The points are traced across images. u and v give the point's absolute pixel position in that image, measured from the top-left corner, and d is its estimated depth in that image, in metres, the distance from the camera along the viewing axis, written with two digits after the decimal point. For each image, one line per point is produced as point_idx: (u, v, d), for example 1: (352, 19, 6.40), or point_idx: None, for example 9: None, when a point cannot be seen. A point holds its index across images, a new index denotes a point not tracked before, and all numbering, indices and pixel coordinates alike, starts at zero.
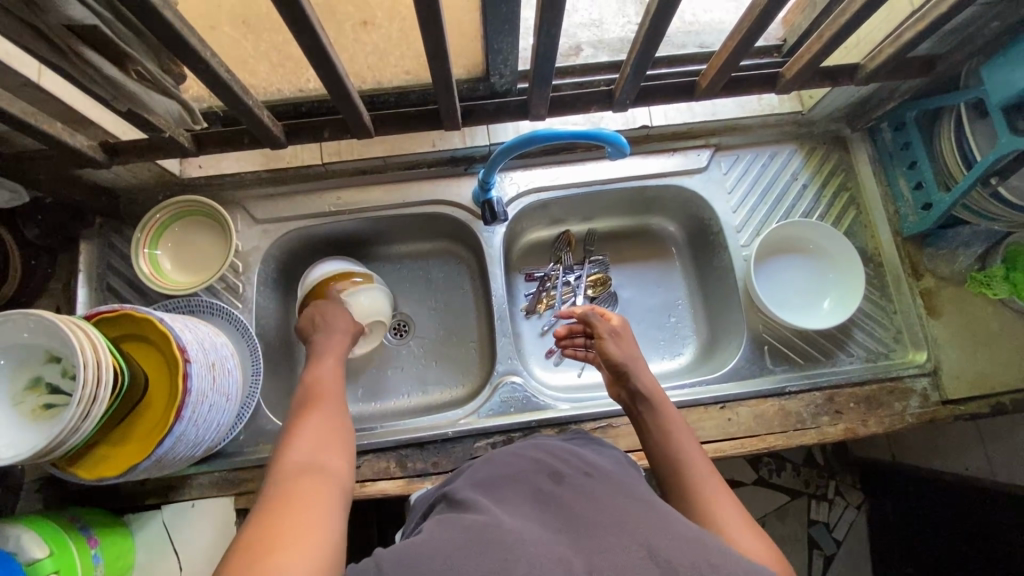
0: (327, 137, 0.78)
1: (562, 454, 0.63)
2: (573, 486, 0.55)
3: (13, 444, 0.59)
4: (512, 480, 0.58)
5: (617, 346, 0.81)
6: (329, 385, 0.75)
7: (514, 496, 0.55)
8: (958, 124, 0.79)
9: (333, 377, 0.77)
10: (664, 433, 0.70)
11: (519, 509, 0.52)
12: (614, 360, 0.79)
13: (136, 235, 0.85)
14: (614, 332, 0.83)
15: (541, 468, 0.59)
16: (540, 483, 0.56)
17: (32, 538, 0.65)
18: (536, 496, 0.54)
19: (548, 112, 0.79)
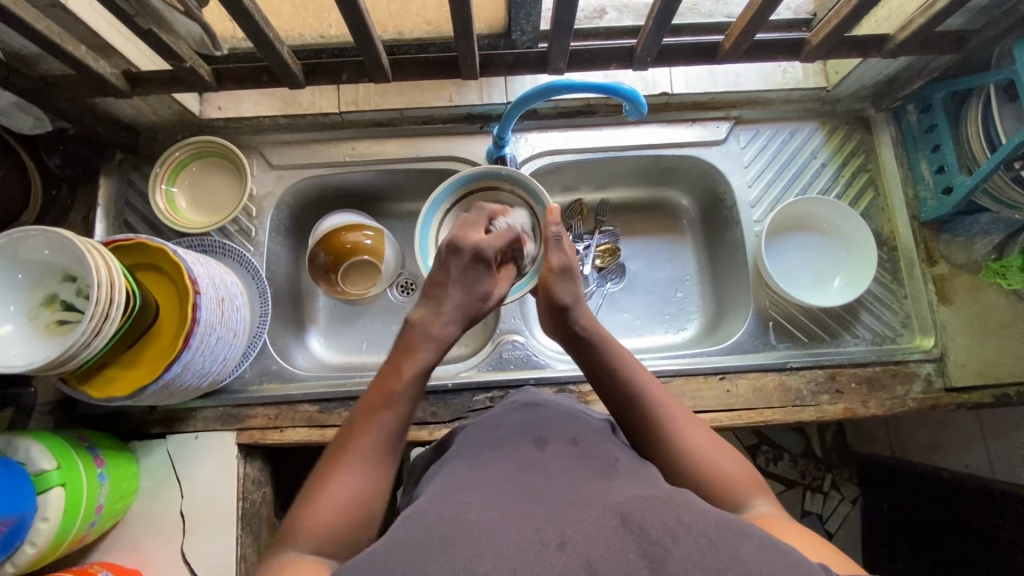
0: (345, 80, 0.77)
1: (549, 418, 0.65)
2: (557, 454, 0.57)
3: (28, 354, 0.62)
4: (501, 445, 0.60)
5: (567, 287, 0.73)
6: (417, 356, 0.64)
7: (503, 459, 0.57)
8: (986, 106, 0.77)
9: (421, 348, 0.66)
10: (618, 375, 0.66)
11: (500, 474, 0.53)
12: (559, 301, 0.72)
13: (154, 170, 0.86)
14: (565, 270, 0.75)
15: (528, 433, 0.61)
16: (525, 450, 0.58)
17: (41, 450, 0.67)
18: (523, 460, 0.56)
19: (568, 65, 0.78)
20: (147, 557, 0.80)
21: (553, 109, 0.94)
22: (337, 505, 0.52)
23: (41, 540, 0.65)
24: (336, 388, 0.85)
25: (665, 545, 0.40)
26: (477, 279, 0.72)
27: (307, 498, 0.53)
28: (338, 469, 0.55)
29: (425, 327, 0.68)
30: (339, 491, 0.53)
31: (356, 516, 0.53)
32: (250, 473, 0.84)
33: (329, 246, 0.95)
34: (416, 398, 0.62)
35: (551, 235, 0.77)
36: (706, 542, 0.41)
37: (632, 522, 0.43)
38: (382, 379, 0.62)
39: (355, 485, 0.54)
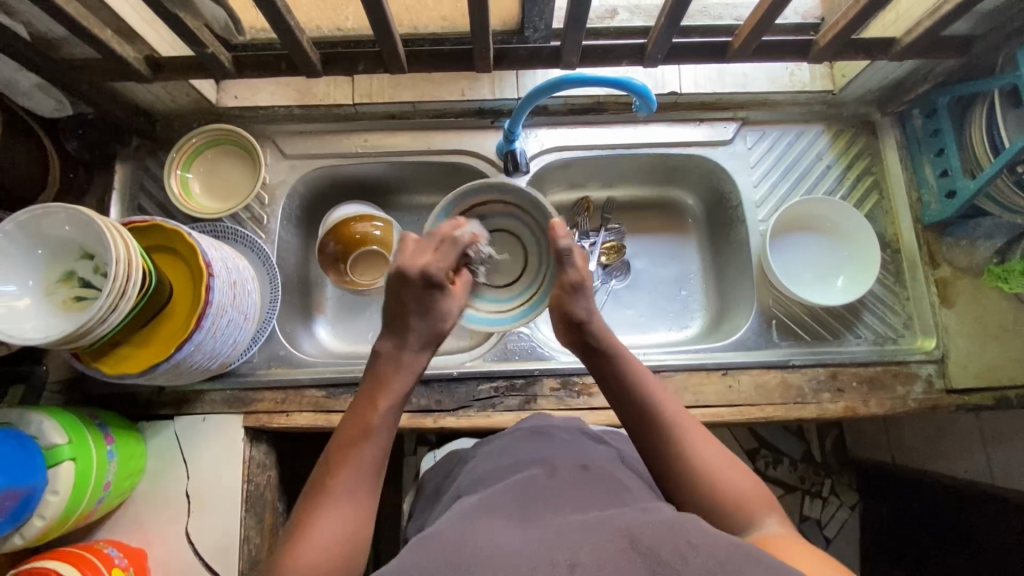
0: (362, 70, 0.79)
1: (557, 447, 0.70)
2: (565, 479, 0.61)
3: (45, 327, 0.63)
4: (511, 474, 0.64)
5: (580, 302, 0.72)
6: (392, 385, 0.67)
7: (513, 484, 0.60)
8: (990, 112, 0.79)
9: (396, 376, 0.68)
10: (632, 390, 0.67)
11: (511, 500, 0.57)
12: (573, 316, 0.71)
13: (171, 155, 0.88)
14: (579, 285, 0.73)
15: (537, 462, 0.66)
16: (537, 476, 0.62)
17: (53, 425, 0.68)
18: (534, 487, 0.59)
19: (580, 60, 0.80)
20: (152, 536, 0.81)
21: (563, 105, 0.95)
22: (324, 537, 0.56)
23: (50, 513, 0.66)
24: (341, 373, 0.86)
25: (675, 566, 0.43)
26: (427, 300, 0.69)
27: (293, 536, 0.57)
28: (318, 510, 0.58)
29: (394, 354, 0.69)
30: (321, 529, 0.56)
31: (338, 552, 0.56)
32: (256, 456, 0.85)
33: (339, 235, 0.97)
34: (391, 428, 0.65)
35: (561, 250, 0.72)
36: (714, 563, 0.43)
37: (640, 543, 0.46)
38: (359, 414, 0.65)
39: (340, 518, 0.58)
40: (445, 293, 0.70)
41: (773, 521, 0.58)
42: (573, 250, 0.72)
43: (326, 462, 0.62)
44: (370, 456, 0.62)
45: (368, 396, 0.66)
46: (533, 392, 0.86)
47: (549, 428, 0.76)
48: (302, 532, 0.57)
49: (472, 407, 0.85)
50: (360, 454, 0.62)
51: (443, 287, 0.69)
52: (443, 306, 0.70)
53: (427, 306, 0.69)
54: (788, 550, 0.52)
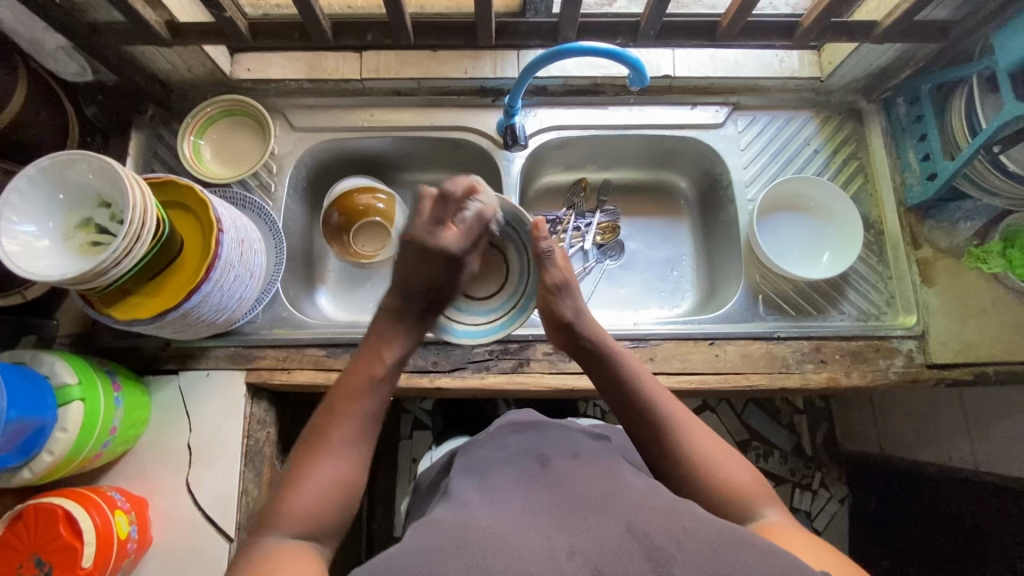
0: (371, 41, 0.83)
1: (547, 438, 0.70)
2: (559, 469, 0.61)
3: (62, 267, 0.66)
4: (504, 465, 0.64)
5: (567, 301, 0.76)
6: (386, 345, 0.71)
7: (504, 477, 0.61)
8: (969, 96, 0.82)
9: (392, 340, 0.71)
10: (626, 384, 0.69)
11: (507, 489, 0.58)
12: (561, 317, 0.76)
13: (186, 120, 0.92)
14: (564, 286, 0.78)
15: (531, 454, 0.66)
16: (528, 467, 0.62)
17: (64, 366, 0.72)
18: (525, 478, 0.60)
19: (577, 36, 0.84)
20: (154, 485, 0.83)
21: (562, 86, 1.00)
22: (321, 483, 0.57)
23: (58, 448, 0.69)
24: (342, 333, 0.89)
25: (670, 550, 0.46)
26: (451, 271, 0.76)
27: (290, 483, 0.58)
28: (316, 458, 0.59)
29: (394, 310, 0.74)
30: (321, 476, 0.58)
31: (335, 499, 0.57)
32: (256, 413, 0.88)
33: (343, 207, 1.00)
34: (391, 388, 0.69)
35: (543, 252, 0.78)
36: (707, 549, 0.46)
37: (637, 529, 0.48)
38: (362, 368, 0.68)
39: (336, 468, 0.59)
40: (465, 265, 0.78)
41: (775, 511, 0.60)
42: (554, 252, 0.79)
43: (325, 414, 0.64)
44: (371, 409, 0.65)
45: (374, 352, 0.70)
46: (526, 356, 0.89)
47: (539, 424, 0.76)
48: (301, 477, 0.58)
49: (466, 369, 0.88)
50: (360, 407, 0.65)
51: (459, 260, 0.76)
52: (461, 276, 0.78)
53: (447, 281, 0.77)
54: (793, 540, 0.54)
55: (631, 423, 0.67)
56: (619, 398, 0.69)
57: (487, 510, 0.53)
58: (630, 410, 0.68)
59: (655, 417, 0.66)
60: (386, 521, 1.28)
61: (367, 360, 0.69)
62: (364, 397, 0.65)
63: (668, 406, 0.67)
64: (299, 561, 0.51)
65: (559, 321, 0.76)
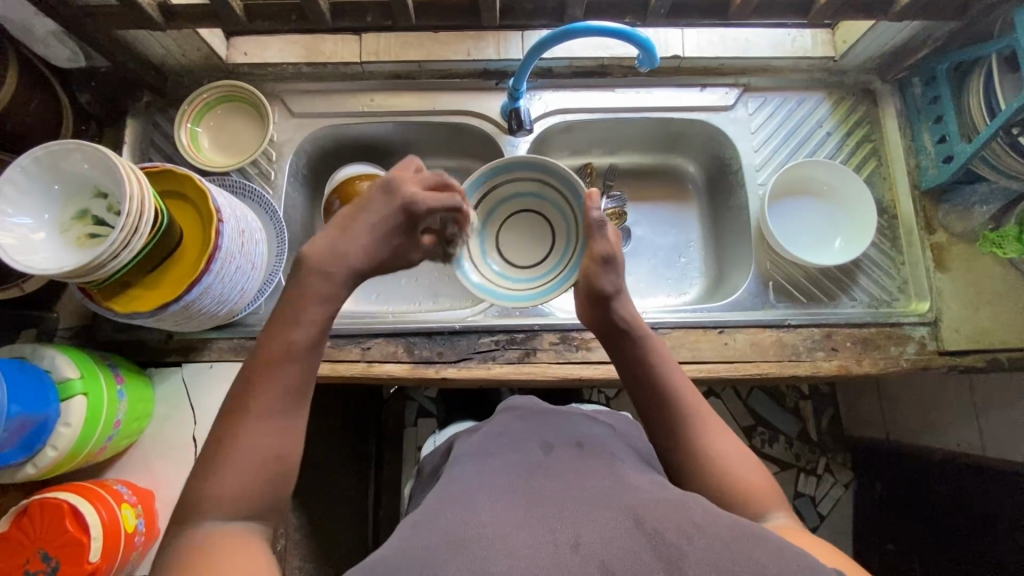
0: (370, 22, 0.81)
1: (551, 425, 0.69)
2: (562, 458, 0.60)
3: (59, 260, 0.65)
4: (508, 452, 0.63)
5: (608, 276, 0.71)
6: (308, 302, 0.61)
7: (508, 464, 0.60)
8: (988, 76, 0.80)
9: (318, 298, 0.61)
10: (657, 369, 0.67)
11: (514, 480, 0.57)
12: (601, 289, 0.70)
13: (183, 107, 0.90)
14: (609, 258, 0.72)
15: (534, 441, 0.64)
16: (532, 455, 0.61)
17: (65, 360, 0.71)
18: (527, 466, 0.59)
19: (584, 15, 0.81)
20: (159, 477, 0.83)
21: (568, 68, 0.97)
22: (244, 466, 0.53)
23: (61, 444, 0.68)
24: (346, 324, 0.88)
25: (681, 547, 0.44)
26: (405, 240, 0.67)
27: (209, 466, 0.53)
28: (236, 437, 0.54)
29: (331, 251, 0.63)
30: (240, 459, 0.53)
31: (265, 478, 0.54)
32: None
33: (345, 196, 0.97)
34: (315, 351, 0.60)
35: (593, 220, 0.73)
36: (719, 544, 0.45)
37: (645, 523, 0.47)
38: (276, 331, 0.59)
39: (259, 447, 0.54)
40: (416, 241, 0.68)
41: (782, 514, 0.59)
42: (606, 224, 0.73)
43: (240, 383, 0.57)
44: (291, 379, 0.57)
45: (290, 310, 0.60)
46: (533, 346, 0.87)
47: (545, 410, 0.75)
48: (220, 459, 0.53)
49: (473, 359, 0.87)
50: (276, 379, 0.57)
51: (414, 226, 0.67)
52: (414, 252, 0.69)
53: (398, 248, 0.67)
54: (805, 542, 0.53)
55: (655, 407, 0.66)
56: (640, 385, 0.67)
57: (494, 504, 0.52)
58: (649, 400, 0.66)
59: (679, 407, 0.65)
60: (392, 509, 1.28)
61: (280, 319, 0.60)
62: (277, 365, 0.57)
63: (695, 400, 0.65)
64: (229, 553, 0.49)
65: (598, 295, 0.71)
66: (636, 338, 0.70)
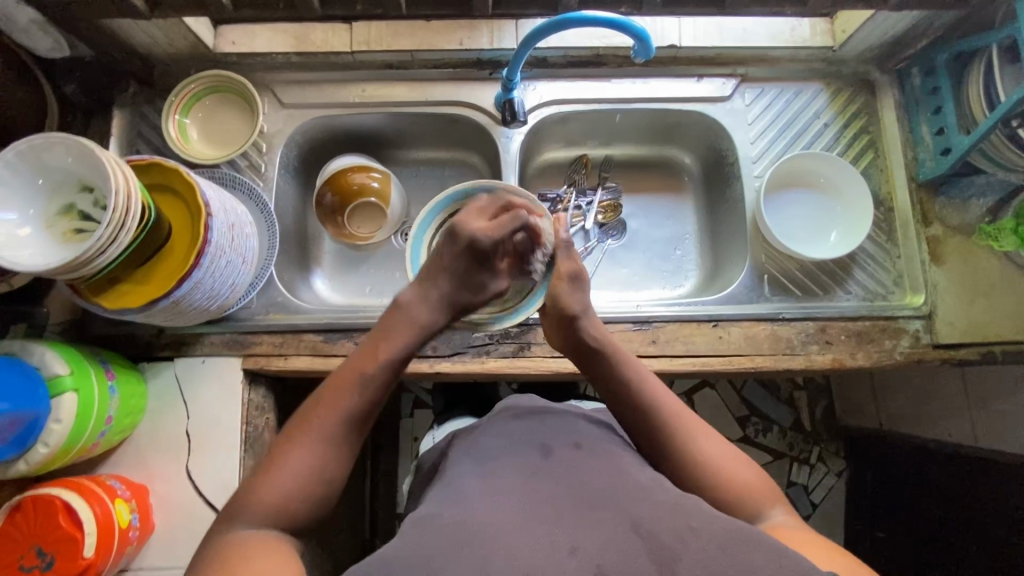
0: (359, 12, 0.79)
1: (551, 426, 0.69)
2: (562, 459, 0.61)
3: (45, 255, 0.64)
4: (507, 452, 0.64)
5: (577, 295, 0.73)
6: (389, 333, 0.66)
7: (506, 468, 0.60)
8: (988, 68, 0.79)
9: (401, 329, 0.67)
10: (631, 386, 0.67)
11: (509, 479, 0.57)
12: (568, 309, 0.71)
13: (170, 98, 0.88)
14: (576, 276, 0.74)
15: (532, 443, 0.64)
16: (532, 457, 0.62)
17: (55, 356, 0.70)
18: (526, 470, 0.59)
19: (578, 5, 0.79)
20: (154, 472, 0.83)
21: (563, 58, 0.95)
22: (294, 477, 0.57)
23: (54, 440, 0.68)
24: (339, 318, 0.88)
25: (675, 550, 0.46)
26: (480, 272, 0.71)
27: (267, 468, 0.58)
28: (295, 446, 0.58)
29: (418, 297, 0.69)
30: (291, 468, 0.57)
31: (310, 491, 0.57)
32: (255, 399, 0.87)
33: (336, 187, 0.96)
34: (383, 391, 0.64)
35: (561, 241, 0.75)
36: (714, 548, 0.45)
37: (642, 528, 0.48)
38: (360, 357, 0.64)
39: (312, 461, 0.58)
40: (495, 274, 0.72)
41: (779, 510, 0.61)
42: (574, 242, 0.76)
43: (312, 400, 0.62)
44: (354, 404, 0.61)
45: (374, 343, 0.66)
46: (527, 340, 0.87)
47: (542, 409, 0.75)
48: (277, 465, 0.58)
49: (466, 354, 0.86)
50: (343, 401, 0.61)
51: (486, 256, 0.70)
52: (492, 279, 0.72)
53: (471, 281, 0.70)
54: (801, 539, 0.55)
55: (635, 422, 0.66)
56: (617, 402, 0.67)
57: (491, 505, 0.52)
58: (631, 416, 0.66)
59: (659, 420, 0.64)
60: (390, 498, 1.30)
61: (362, 348, 0.65)
62: (350, 390, 0.62)
63: (674, 410, 0.65)
64: (264, 552, 0.52)
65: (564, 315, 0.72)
66: (607, 354, 0.70)
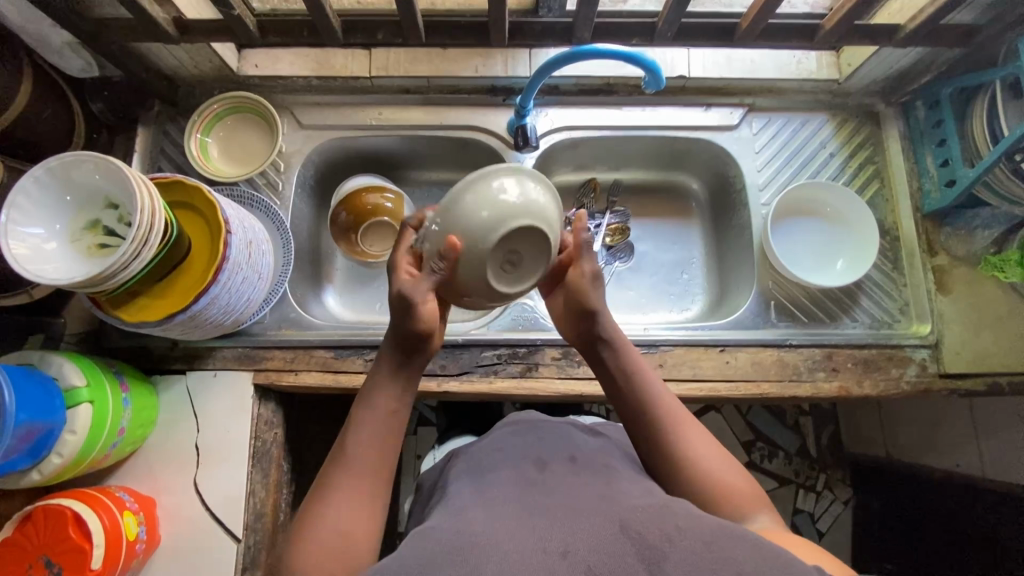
0: (381, 40, 0.82)
1: (546, 440, 0.69)
2: (557, 473, 0.61)
3: (69, 270, 0.65)
4: (505, 465, 0.64)
5: (597, 291, 0.70)
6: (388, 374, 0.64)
7: (505, 480, 0.61)
8: (992, 104, 0.80)
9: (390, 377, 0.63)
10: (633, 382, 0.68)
11: (506, 493, 0.58)
12: (588, 305, 0.69)
13: (192, 118, 0.91)
14: (596, 275, 0.70)
15: (527, 458, 0.65)
16: (526, 471, 0.62)
17: (71, 367, 0.71)
18: (523, 483, 0.60)
19: (592, 37, 0.81)
20: (161, 485, 0.84)
21: (574, 86, 0.98)
22: (328, 537, 0.53)
23: (67, 451, 0.69)
24: (352, 336, 0.89)
25: (663, 549, 0.45)
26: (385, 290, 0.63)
27: (301, 532, 0.55)
28: (325, 504, 0.56)
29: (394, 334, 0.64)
30: (331, 521, 0.54)
31: (345, 548, 0.53)
32: (263, 413, 0.87)
33: (351, 206, 0.99)
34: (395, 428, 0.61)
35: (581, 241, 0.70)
36: (700, 545, 0.45)
37: (631, 528, 0.48)
38: (365, 402, 0.62)
39: (345, 517, 0.55)
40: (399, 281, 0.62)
41: (766, 517, 0.58)
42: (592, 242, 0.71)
43: (332, 457, 0.60)
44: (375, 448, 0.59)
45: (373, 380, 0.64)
46: (534, 360, 0.88)
47: (535, 422, 0.75)
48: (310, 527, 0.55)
49: (474, 373, 0.87)
50: (363, 450, 0.59)
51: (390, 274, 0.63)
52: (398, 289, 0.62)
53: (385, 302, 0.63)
54: (786, 540, 0.54)
55: (636, 416, 0.66)
56: (622, 395, 0.68)
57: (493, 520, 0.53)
58: (632, 414, 0.66)
59: (657, 416, 0.65)
60: (392, 518, 1.29)
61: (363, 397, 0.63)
62: (365, 444, 0.59)
63: (673, 408, 0.66)
64: None
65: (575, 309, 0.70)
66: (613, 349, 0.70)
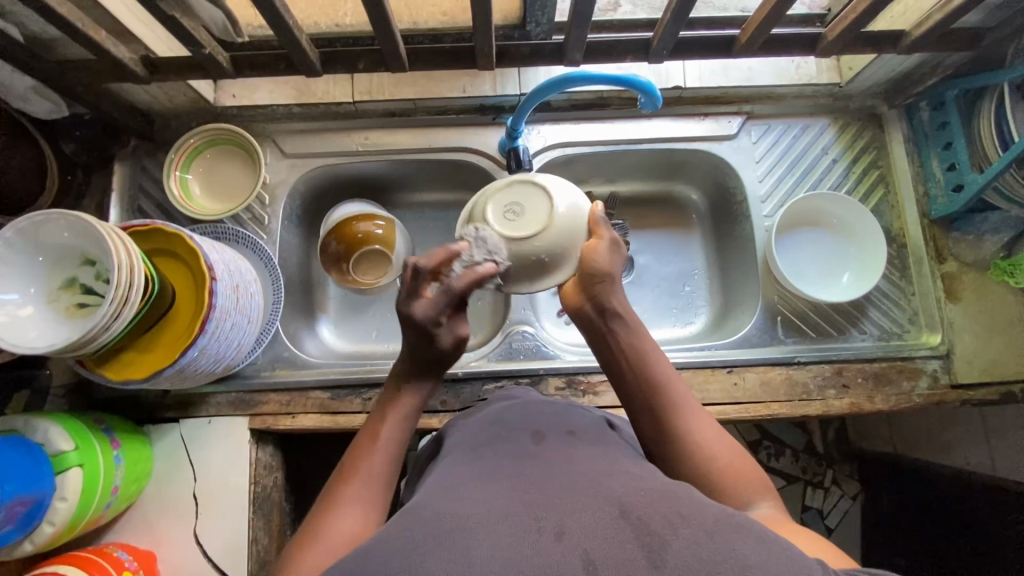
0: (361, 69, 0.78)
1: (548, 414, 0.63)
2: (554, 448, 0.54)
3: (49, 336, 0.62)
4: (499, 441, 0.58)
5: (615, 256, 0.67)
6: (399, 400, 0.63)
7: (493, 455, 0.54)
8: (999, 106, 0.77)
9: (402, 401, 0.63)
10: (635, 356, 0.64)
11: (497, 466, 0.51)
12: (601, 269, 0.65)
13: (171, 155, 0.87)
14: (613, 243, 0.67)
15: (526, 432, 0.59)
16: (523, 444, 0.55)
17: (59, 431, 0.68)
18: (517, 453, 0.53)
19: (583, 58, 0.77)
20: (161, 538, 0.81)
21: (566, 101, 0.94)
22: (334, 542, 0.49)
23: (60, 519, 0.66)
24: (348, 374, 0.86)
25: (664, 536, 0.38)
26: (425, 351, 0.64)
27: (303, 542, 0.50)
28: (331, 512, 0.52)
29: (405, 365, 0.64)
30: (340, 525, 0.50)
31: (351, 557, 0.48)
32: (262, 458, 0.85)
33: (340, 235, 0.95)
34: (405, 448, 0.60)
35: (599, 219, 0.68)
36: (703, 534, 0.38)
37: (632, 513, 0.40)
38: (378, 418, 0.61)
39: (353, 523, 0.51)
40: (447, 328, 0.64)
41: (767, 504, 0.54)
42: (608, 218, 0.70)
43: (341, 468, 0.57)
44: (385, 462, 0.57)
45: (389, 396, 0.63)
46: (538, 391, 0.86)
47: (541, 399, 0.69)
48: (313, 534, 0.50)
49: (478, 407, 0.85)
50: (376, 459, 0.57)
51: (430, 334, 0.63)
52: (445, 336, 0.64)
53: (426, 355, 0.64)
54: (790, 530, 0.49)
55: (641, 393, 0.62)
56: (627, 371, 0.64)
57: None
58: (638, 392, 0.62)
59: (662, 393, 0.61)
60: None
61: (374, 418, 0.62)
62: (377, 457, 0.57)
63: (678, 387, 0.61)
64: None
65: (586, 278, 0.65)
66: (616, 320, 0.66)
